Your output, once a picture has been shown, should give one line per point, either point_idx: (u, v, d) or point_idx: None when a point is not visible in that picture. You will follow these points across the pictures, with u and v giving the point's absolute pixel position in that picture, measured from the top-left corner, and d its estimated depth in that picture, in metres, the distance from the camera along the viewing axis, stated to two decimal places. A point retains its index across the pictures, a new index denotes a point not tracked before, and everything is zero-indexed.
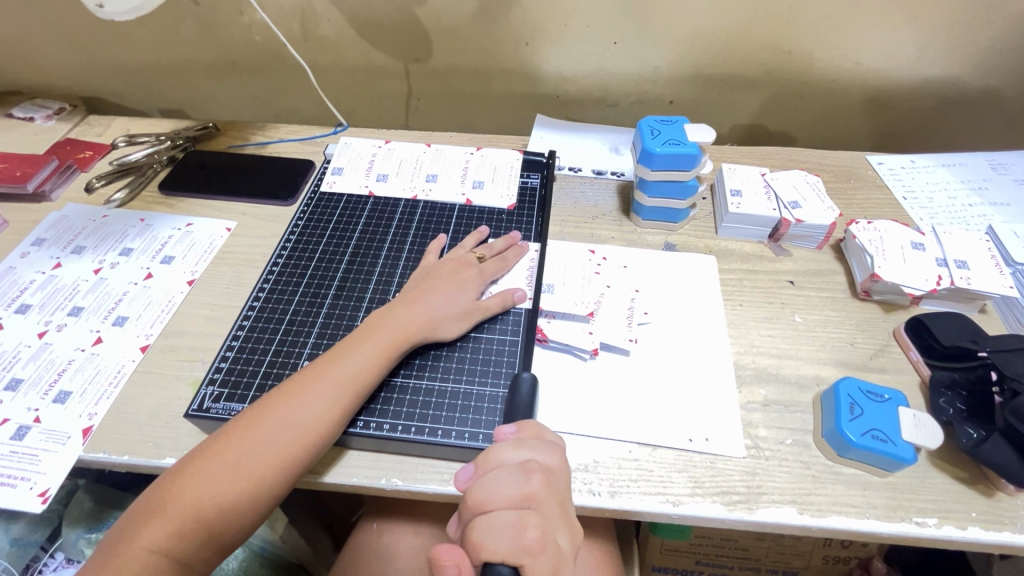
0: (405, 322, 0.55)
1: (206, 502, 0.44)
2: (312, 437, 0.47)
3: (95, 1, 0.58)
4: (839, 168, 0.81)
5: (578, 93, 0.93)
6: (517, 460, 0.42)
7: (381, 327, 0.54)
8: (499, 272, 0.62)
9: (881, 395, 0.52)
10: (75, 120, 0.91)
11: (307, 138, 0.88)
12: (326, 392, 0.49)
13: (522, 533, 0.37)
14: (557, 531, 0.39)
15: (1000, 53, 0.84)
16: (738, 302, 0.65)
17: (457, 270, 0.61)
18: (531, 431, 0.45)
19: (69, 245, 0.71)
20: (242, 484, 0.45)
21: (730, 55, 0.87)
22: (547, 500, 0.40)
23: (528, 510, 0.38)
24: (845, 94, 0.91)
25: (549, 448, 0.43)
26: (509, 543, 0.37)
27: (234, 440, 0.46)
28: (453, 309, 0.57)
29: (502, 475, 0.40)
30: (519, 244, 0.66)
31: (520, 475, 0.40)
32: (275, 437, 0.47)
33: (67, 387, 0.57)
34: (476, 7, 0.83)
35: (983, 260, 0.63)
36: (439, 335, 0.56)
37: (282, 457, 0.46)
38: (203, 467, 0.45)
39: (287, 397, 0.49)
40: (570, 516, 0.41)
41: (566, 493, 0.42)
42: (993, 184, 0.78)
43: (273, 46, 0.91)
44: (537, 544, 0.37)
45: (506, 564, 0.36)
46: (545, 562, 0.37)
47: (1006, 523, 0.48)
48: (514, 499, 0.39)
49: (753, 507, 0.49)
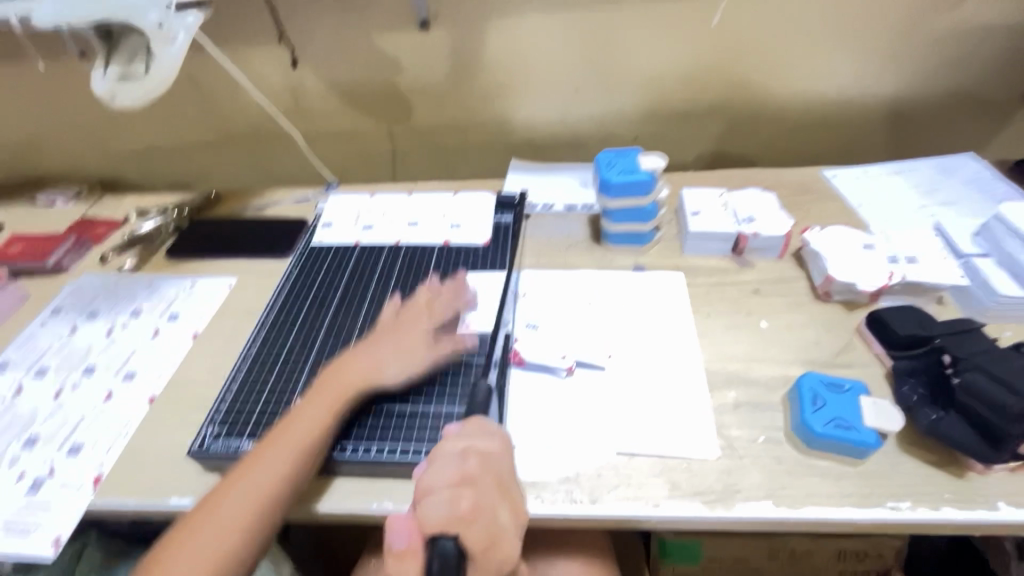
0: (349, 371, 0.58)
1: (192, 563, 0.48)
2: (279, 485, 0.51)
3: (108, 94, 0.67)
4: (795, 184, 0.86)
5: (548, 138, 1.01)
6: (458, 448, 0.44)
7: (327, 379, 0.57)
8: (449, 310, 0.64)
9: (842, 386, 0.55)
10: (91, 201, 0.99)
11: (301, 199, 0.96)
12: (287, 444, 0.52)
13: (456, 505, 0.39)
14: (496, 506, 0.40)
15: (931, 67, 0.92)
16: (706, 313, 0.68)
17: (411, 318, 0.63)
18: (476, 426, 0.47)
19: (85, 312, 0.77)
20: (223, 539, 0.49)
21: (681, 92, 0.94)
22: (484, 476, 0.42)
23: (466, 487, 0.40)
24: (795, 117, 0.98)
25: (490, 435, 0.46)
26: (443, 515, 0.38)
27: (211, 501, 0.50)
28: (398, 355, 0.59)
29: (443, 463, 0.42)
30: (463, 282, 0.67)
31: (456, 459, 0.42)
32: (252, 490, 0.50)
33: (81, 440, 0.61)
34: (447, 69, 0.92)
35: (931, 255, 0.66)
36: (385, 381, 0.58)
37: (256, 506, 0.50)
38: (185, 532, 0.49)
39: (257, 454, 0.52)
40: (512, 495, 0.43)
41: (508, 472, 0.44)
42: (943, 186, 0.83)
43: (268, 119, 1.00)
44: (470, 514, 0.39)
45: (447, 536, 0.37)
46: (479, 531, 0.38)
47: (979, 501, 0.49)
48: (453, 478, 0.41)
49: (729, 504, 0.51)
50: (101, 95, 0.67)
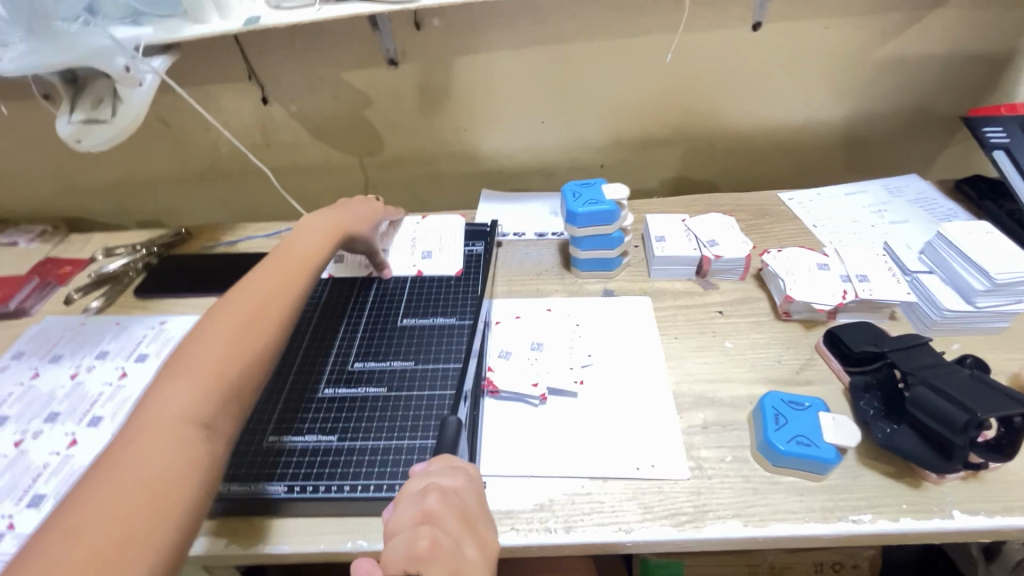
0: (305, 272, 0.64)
1: (152, 454, 0.43)
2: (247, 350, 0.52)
3: (73, 137, 0.67)
4: (755, 207, 0.90)
5: (518, 167, 1.04)
6: (420, 485, 0.44)
7: (281, 267, 0.62)
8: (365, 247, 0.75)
9: (803, 403, 0.57)
10: (56, 240, 0.98)
11: (273, 233, 0.96)
12: (243, 318, 0.54)
13: (415, 543, 0.38)
14: (460, 542, 0.40)
15: (874, 95, 0.97)
16: (673, 336, 0.71)
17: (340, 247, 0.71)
18: (443, 460, 0.47)
19: (48, 355, 0.75)
20: (190, 416, 0.46)
21: (643, 121, 0.98)
22: (445, 514, 0.41)
23: (426, 525, 0.40)
24: (752, 142, 1.03)
25: (453, 471, 0.46)
26: (402, 554, 0.38)
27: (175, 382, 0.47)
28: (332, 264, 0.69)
29: (405, 502, 0.42)
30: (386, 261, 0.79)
31: (417, 496, 0.42)
32: None
33: (42, 491, 0.59)
34: (416, 104, 0.94)
35: (881, 273, 0.70)
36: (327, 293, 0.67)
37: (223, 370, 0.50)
38: (142, 424, 0.44)
39: (210, 330, 0.52)
40: (479, 531, 0.42)
41: (474, 508, 0.43)
42: (890, 206, 0.87)
43: (239, 155, 1.01)
44: (429, 551, 0.38)
45: (408, 575, 0.37)
46: (439, 566, 0.37)
47: (935, 510, 0.51)
48: (414, 518, 0.40)
49: (700, 525, 0.52)
50: (66, 138, 0.67)
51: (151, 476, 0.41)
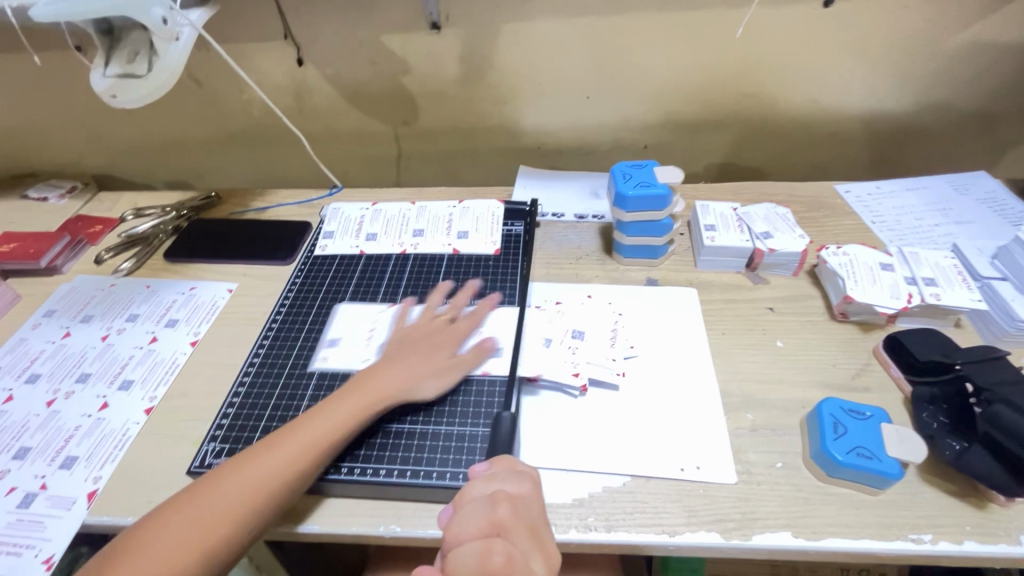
0: (382, 384, 0.56)
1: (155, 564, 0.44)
2: (277, 490, 0.49)
3: (109, 91, 0.65)
4: (809, 199, 0.85)
5: (557, 144, 0.99)
6: (486, 492, 0.44)
7: (354, 391, 0.56)
8: (471, 328, 0.64)
9: (864, 412, 0.54)
10: (86, 197, 0.96)
11: (304, 201, 0.93)
12: (290, 453, 0.50)
13: (486, 558, 0.39)
14: (529, 557, 0.40)
15: (947, 83, 0.91)
16: (720, 331, 0.67)
17: (433, 332, 0.62)
18: (504, 463, 0.47)
19: (78, 315, 0.74)
20: (195, 544, 0.46)
21: (694, 101, 0.93)
22: (514, 527, 0.41)
23: (495, 538, 0.40)
24: (808, 128, 0.97)
25: (519, 477, 0.45)
26: (472, 567, 0.39)
27: (203, 494, 0.48)
28: (431, 370, 0.58)
29: (472, 508, 0.43)
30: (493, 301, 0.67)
31: (486, 505, 0.42)
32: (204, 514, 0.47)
33: (74, 453, 0.58)
34: (457, 72, 0.90)
35: (950, 277, 0.65)
36: (411, 398, 0.56)
37: (241, 511, 0.47)
38: (166, 528, 0.46)
39: (259, 453, 0.50)
40: (545, 542, 0.42)
41: (540, 518, 0.43)
42: (957, 204, 0.82)
43: (270, 118, 0.98)
44: (502, 569, 0.39)
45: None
46: None
47: (1002, 535, 0.48)
48: (482, 529, 0.41)
49: (748, 533, 0.49)
50: (101, 92, 0.65)
51: None
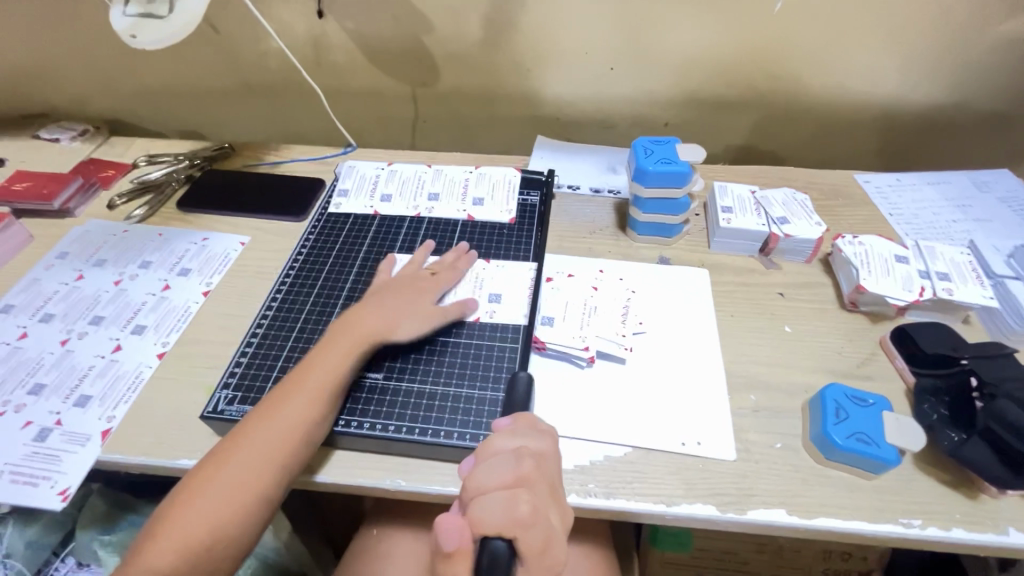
0: (366, 327, 0.57)
1: (206, 522, 0.46)
2: (301, 435, 0.50)
3: (128, 32, 0.63)
4: (828, 186, 0.85)
5: (577, 115, 0.98)
6: (510, 445, 0.45)
7: (345, 328, 0.57)
8: (450, 283, 0.65)
9: (866, 400, 0.55)
10: (98, 141, 0.95)
11: (318, 158, 0.92)
12: (308, 395, 0.52)
13: (514, 508, 0.39)
14: (548, 509, 0.41)
15: (979, 78, 0.89)
16: (729, 313, 0.68)
17: (410, 283, 0.63)
18: (526, 422, 0.48)
19: (91, 259, 0.74)
20: (243, 498, 0.47)
21: (719, 80, 0.91)
22: (538, 480, 0.42)
23: (521, 489, 0.41)
24: (833, 115, 0.95)
25: (542, 436, 0.47)
26: (501, 519, 0.39)
27: (233, 453, 0.49)
28: (414, 315, 0.60)
29: (496, 462, 0.43)
30: (468, 253, 0.70)
31: (512, 460, 0.43)
32: (234, 477, 0.48)
33: (88, 392, 0.60)
34: (480, 34, 0.88)
35: (965, 274, 0.65)
36: (396, 338, 0.58)
37: (274, 461, 0.49)
38: (200, 491, 0.47)
39: (272, 408, 0.51)
40: (561, 497, 0.44)
41: (558, 476, 0.45)
42: (976, 201, 0.81)
43: (287, 71, 0.96)
44: (527, 519, 0.39)
45: (501, 538, 0.38)
46: (537, 535, 0.39)
47: (990, 525, 0.49)
48: (506, 481, 0.41)
49: (744, 508, 0.51)
50: (120, 33, 0.63)
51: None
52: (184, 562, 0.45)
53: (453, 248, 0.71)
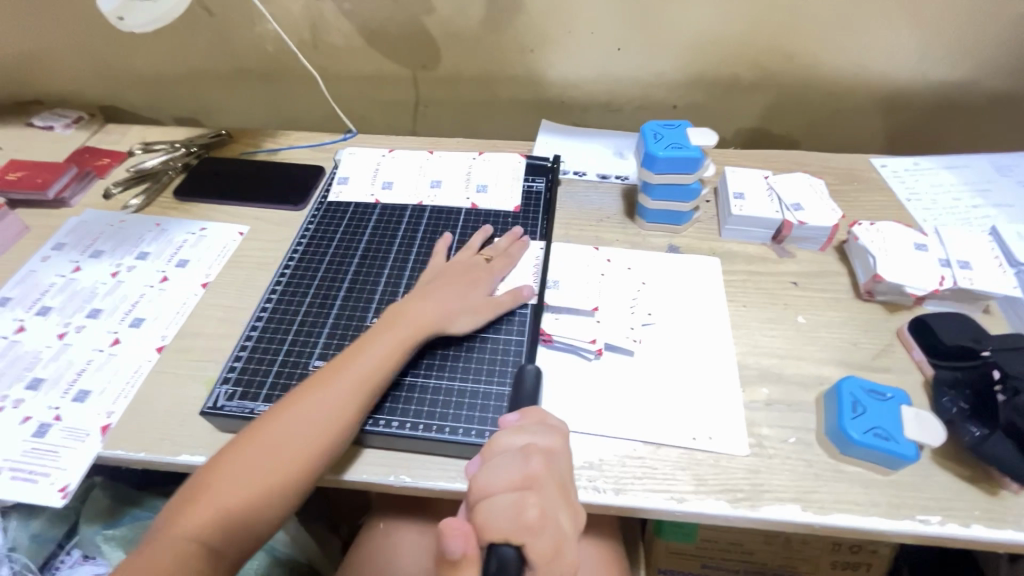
0: (423, 316, 0.57)
1: (241, 493, 0.46)
2: (341, 417, 0.49)
3: (115, 13, 0.60)
4: (843, 171, 0.82)
5: (583, 98, 0.95)
6: (516, 444, 0.44)
7: (399, 319, 0.56)
8: (507, 268, 0.65)
9: (884, 393, 0.53)
10: (93, 129, 0.93)
11: (317, 145, 0.90)
12: (355, 378, 0.51)
13: (520, 514, 0.39)
14: (557, 512, 0.41)
15: (1001, 57, 0.85)
16: (741, 303, 0.66)
17: (467, 271, 0.62)
18: (536, 416, 0.47)
19: (88, 250, 0.73)
20: (276, 476, 0.47)
21: (730, 61, 0.88)
22: (546, 480, 0.41)
23: (528, 491, 0.40)
24: (847, 97, 0.92)
25: (549, 431, 0.45)
26: (507, 519, 0.38)
27: (275, 429, 0.48)
28: (469, 307, 0.59)
29: (504, 461, 0.42)
30: (522, 240, 0.68)
31: (519, 459, 0.42)
32: (272, 452, 0.47)
33: (87, 387, 0.59)
34: (482, 14, 0.85)
35: (985, 261, 0.63)
36: (453, 330, 0.58)
37: (312, 444, 0.48)
38: (238, 463, 0.47)
39: (319, 385, 0.51)
40: (571, 498, 0.43)
41: (567, 474, 0.44)
42: (997, 186, 0.78)
43: (284, 54, 0.93)
44: (537, 523, 0.38)
45: (508, 545, 0.37)
46: (545, 539, 0.38)
47: (1010, 521, 0.48)
48: (515, 482, 0.41)
49: (756, 505, 0.50)
50: (106, 14, 0.60)
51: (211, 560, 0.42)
52: (216, 532, 0.44)
53: (508, 233, 0.69)
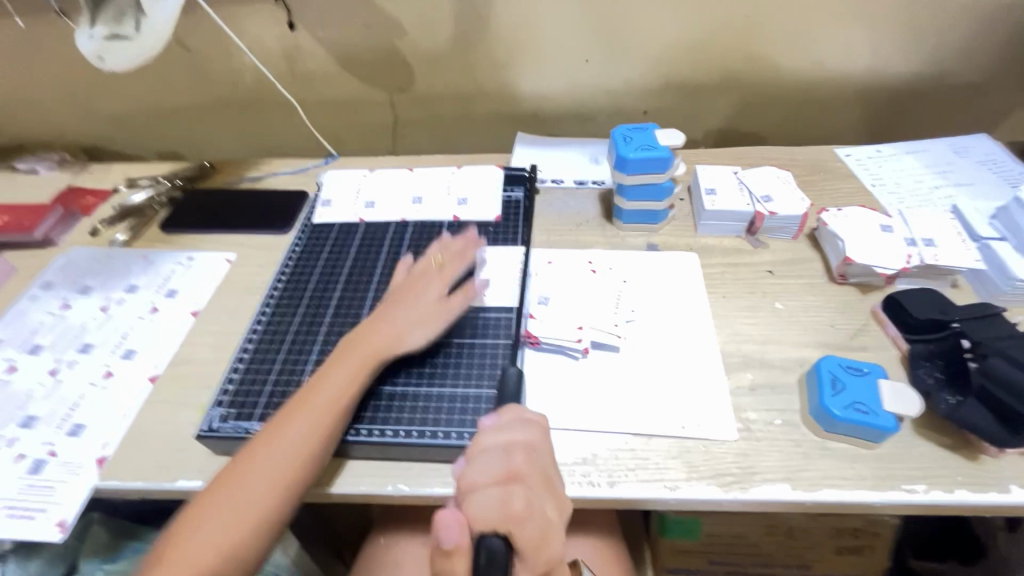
0: (375, 339, 0.57)
1: (210, 548, 0.46)
2: (303, 455, 0.50)
3: (95, 54, 0.63)
4: (809, 162, 0.85)
5: (556, 110, 0.98)
6: (498, 441, 0.43)
7: (354, 346, 0.56)
8: (458, 271, 0.64)
9: (861, 369, 0.55)
10: (76, 169, 0.95)
11: (299, 170, 0.92)
12: (315, 413, 0.52)
13: (507, 500, 0.38)
14: (544, 503, 0.39)
15: (949, 45, 0.90)
16: (720, 294, 0.68)
17: (414, 283, 0.62)
18: (514, 414, 0.46)
19: (77, 286, 0.74)
20: (244, 526, 0.47)
21: (694, 65, 0.92)
22: (530, 473, 0.40)
23: (515, 483, 0.39)
24: (808, 93, 0.96)
25: (528, 425, 0.45)
26: (495, 513, 0.37)
27: (245, 470, 0.49)
28: (420, 318, 0.59)
29: (486, 459, 0.41)
30: (474, 236, 0.68)
31: (502, 454, 0.41)
32: (238, 504, 0.47)
33: (81, 420, 0.59)
34: (453, 34, 0.88)
35: (949, 238, 0.66)
36: (407, 346, 0.57)
37: (286, 478, 0.49)
38: (205, 519, 0.47)
39: (277, 429, 0.51)
40: (556, 488, 0.42)
41: (551, 466, 0.43)
42: (958, 167, 0.82)
43: (263, 85, 0.96)
44: (523, 512, 0.37)
45: (496, 535, 0.36)
46: (532, 528, 0.37)
47: (991, 484, 0.50)
48: (498, 476, 0.39)
49: (747, 486, 0.51)
50: (88, 55, 0.63)
51: None
52: None
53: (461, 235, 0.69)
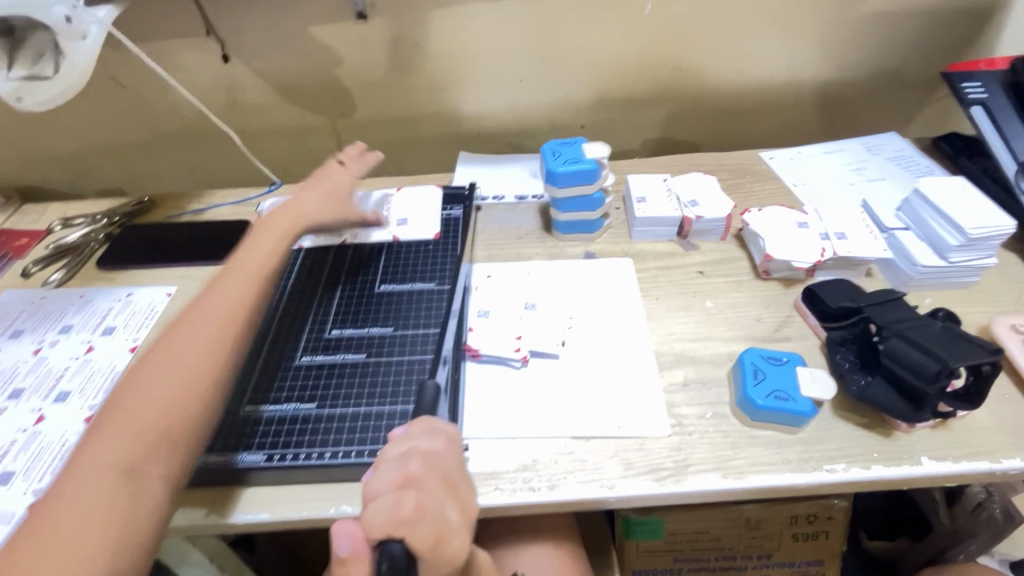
0: (284, 242, 0.65)
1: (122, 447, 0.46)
2: (233, 304, 0.56)
3: (12, 95, 0.63)
4: (736, 166, 0.90)
5: (496, 128, 1.00)
6: (399, 451, 0.42)
7: (251, 258, 0.62)
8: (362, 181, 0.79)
9: (780, 358, 0.58)
10: (9, 211, 0.92)
11: (242, 200, 0.92)
12: (232, 289, 0.57)
13: (402, 503, 0.36)
14: (442, 505, 0.37)
15: (855, 52, 0.96)
16: (653, 296, 0.70)
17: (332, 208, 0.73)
18: (424, 426, 0.46)
19: (8, 330, 0.72)
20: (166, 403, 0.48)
21: (623, 80, 0.96)
22: (428, 476, 0.39)
23: (412, 486, 0.38)
24: (733, 101, 1.01)
25: (433, 435, 0.44)
26: (387, 516, 0.35)
27: (116, 424, 0.47)
28: (330, 203, 0.71)
29: (384, 469, 0.40)
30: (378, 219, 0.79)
31: (399, 462, 0.40)
32: (146, 396, 0.49)
33: (10, 468, 0.57)
34: (389, 60, 0.90)
35: (859, 230, 0.70)
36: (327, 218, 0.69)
37: (210, 343, 0.53)
38: (107, 441, 0.46)
39: (176, 339, 0.53)
40: (460, 493, 0.40)
41: (454, 471, 0.41)
42: (871, 164, 0.87)
43: (202, 117, 0.96)
44: (415, 513, 0.35)
45: (394, 540, 0.34)
46: (426, 530, 0.35)
47: (904, 457, 0.53)
48: (395, 481, 0.38)
49: (680, 478, 0.53)
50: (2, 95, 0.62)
51: (88, 538, 0.41)
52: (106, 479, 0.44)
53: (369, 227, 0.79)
